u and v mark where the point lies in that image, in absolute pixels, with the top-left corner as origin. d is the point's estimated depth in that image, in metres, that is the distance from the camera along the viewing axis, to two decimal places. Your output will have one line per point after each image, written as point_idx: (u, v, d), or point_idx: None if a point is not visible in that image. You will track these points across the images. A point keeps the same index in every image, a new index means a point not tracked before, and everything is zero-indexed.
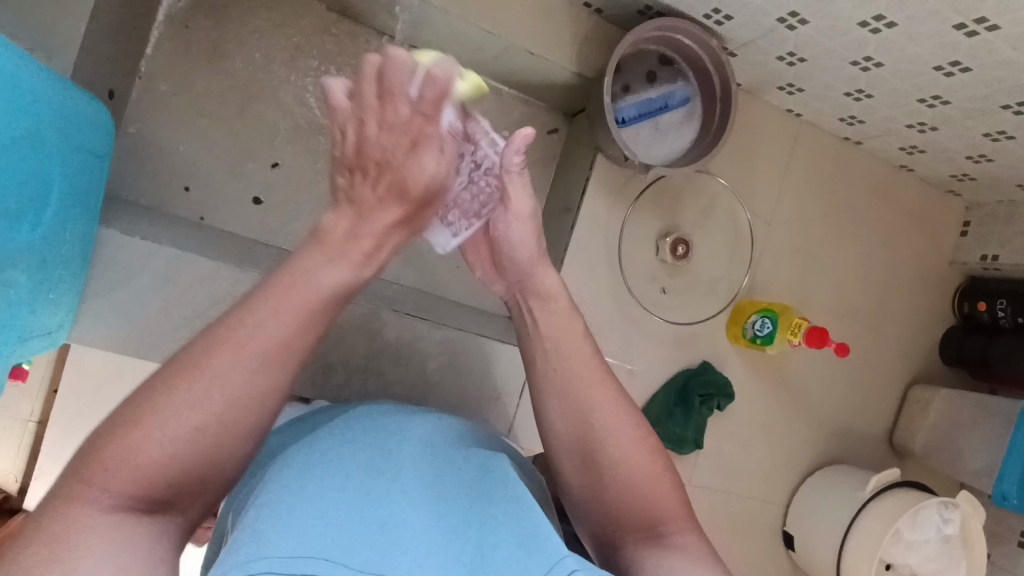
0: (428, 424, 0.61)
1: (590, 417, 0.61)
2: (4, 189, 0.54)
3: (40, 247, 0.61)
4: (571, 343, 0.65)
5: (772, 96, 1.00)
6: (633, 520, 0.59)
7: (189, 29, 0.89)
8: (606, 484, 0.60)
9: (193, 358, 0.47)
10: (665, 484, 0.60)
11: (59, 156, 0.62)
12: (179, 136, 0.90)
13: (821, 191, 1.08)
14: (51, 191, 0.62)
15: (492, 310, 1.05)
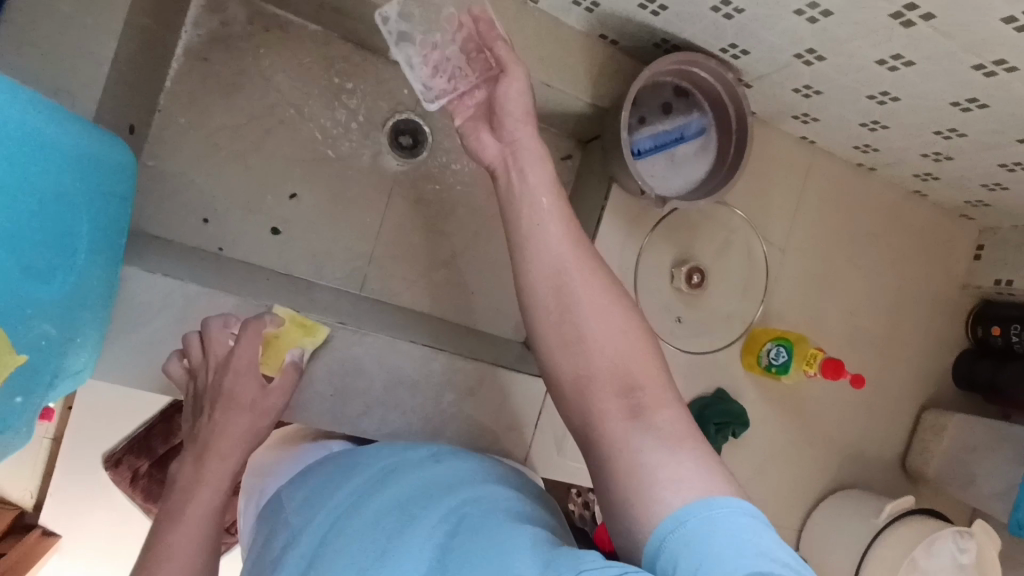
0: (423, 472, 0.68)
1: (581, 326, 0.65)
2: (29, 242, 0.55)
3: (66, 296, 0.62)
4: (561, 261, 0.68)
5: (786, 125, 1.01)
6: (611, 383, 0.64)
7: (206, 63, 0.90)
8: (587, 356, 0.65)
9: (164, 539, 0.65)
10: (650, 366, 0.64)
11: (83, 203, 0.63)
12: (197, 169, 0.91)
13: (835, 218, 1.08)
14: (77, 239, 0.63)
15: (506, 337, 1.06)
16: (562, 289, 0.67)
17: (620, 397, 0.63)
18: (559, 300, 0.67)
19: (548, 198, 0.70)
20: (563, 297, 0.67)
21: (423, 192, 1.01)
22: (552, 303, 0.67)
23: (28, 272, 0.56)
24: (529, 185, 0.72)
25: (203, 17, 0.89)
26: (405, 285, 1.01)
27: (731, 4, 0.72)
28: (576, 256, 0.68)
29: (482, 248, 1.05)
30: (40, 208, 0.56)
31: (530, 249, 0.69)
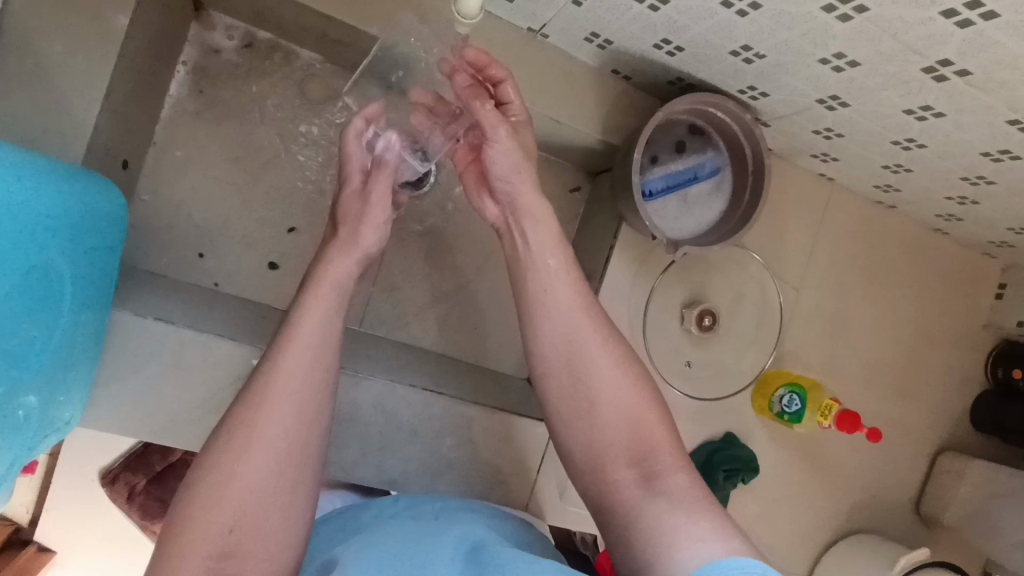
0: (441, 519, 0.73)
1: (588, 396, 0.65)
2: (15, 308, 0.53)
3: (48, 362, 0.60)
4: (567, 332, 0.67)
5: (804, 162, 0.96)
6: (624, 449, 0.62)
7: (204, 94, 0.87)
8: (597, 427, 0.64)
9: (228, 449, 0.57)
10: (656, 423, 0.64)
11: (73, 256, 0.61)
12: (194, 202, 0.88)
13: (855, 255, 1.03)
14: (63, 300, 0.60)
15: (510, 375, 1.03)
16: (568, 353, 0.66)
17: (633, 467, 0.61)
18: (566, 366, 0.66)
19: (555, 256, 0.71)
20: (573, 364, 0.66)
21: (425, 225, 0.99)
22: (556, 375, 0.67)
23: (14, 338, 0.54)
24: (532, 248, 0.72)
25: (202, 48, 0.87)
26: (406, 320, 0.98)
27: (752, 49, 0.69)
28: (580, 315, 0.68)
29: (486, 282, 1.02)
30: (18, 280, 0.53)
31: (537, 312, 0.69)
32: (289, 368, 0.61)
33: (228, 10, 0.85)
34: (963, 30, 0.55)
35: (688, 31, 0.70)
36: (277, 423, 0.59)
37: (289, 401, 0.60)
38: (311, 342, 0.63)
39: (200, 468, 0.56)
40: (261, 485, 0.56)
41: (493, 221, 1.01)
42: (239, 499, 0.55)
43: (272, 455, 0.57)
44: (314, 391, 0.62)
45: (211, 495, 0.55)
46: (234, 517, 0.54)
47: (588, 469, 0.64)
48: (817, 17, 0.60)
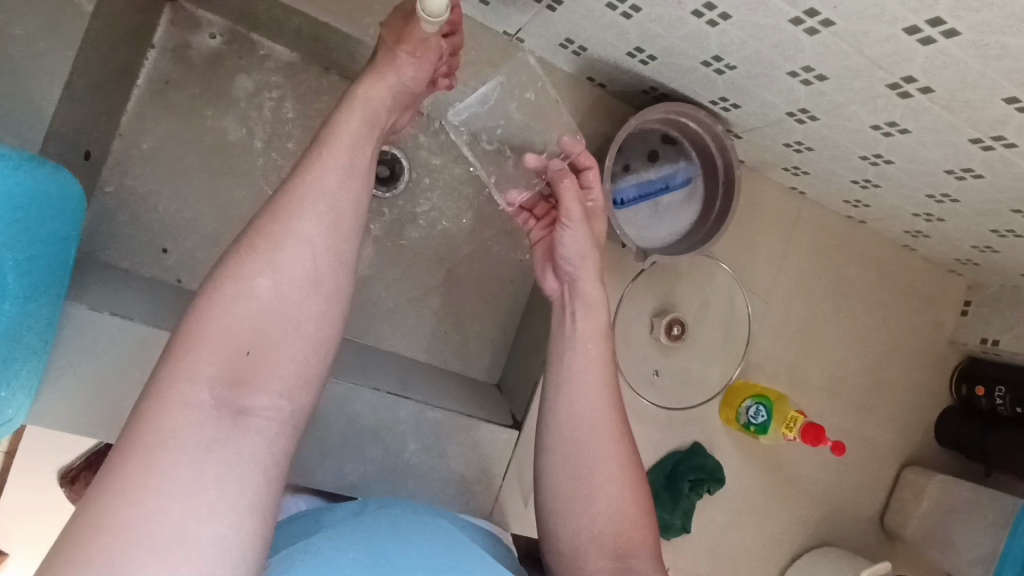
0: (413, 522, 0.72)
1: (589, 488, 0.66)
2: None
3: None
4: (585, 419, 0.68)
5: (776, 175, 0.97)
6: (608, 544, 0.64)
7: (171, 85, 0.86)
8: (589, 513, 0.66)
9: (234, 274, 0.52)
10: (641, 523, 0.66)
11: (19, 247, 0.59)
12: (159, 196, 0.86)
13: (824, 270, 1.04)
14: (7, 292, 0.58)
15: (478, 380, 1.02)
16: (580, 444, 0.67)
17: (612, 558, 0.64)
18: (578, 449, 0.67)
19: (595, 342, 0.71)
20: (583, 453, 0.67)
21: (396, 227, 0.97)
22: (571, 457, 0.67)
23: None
24: (575, 331, 0.72)
25: (172, 39, 0.85)
26: (375, 322, 0.97)
27: (723, 60, 0.69)
28: (610, 409, 0.69)
29: (457, 286, 1.01)
30: None
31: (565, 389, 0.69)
32: (319, 186, 0.56)
33: (200, 2, 0.83)
34: (926, 48, 0.55)
35: (661, 40, 0.71)
36: (305, 246, 0.54)
37: (307, 242, 0.54)
38: (343, 167, 0.58)
39: (221, 276, 0.52)
40: (281, 305, 0.53)
41: (467, 224, 1.00)
42: (258, 314, 0.52)
43: (296, 277, 0.53)
44: (348, 205, 0.57)
45: (209, 323, 0.50)
46: (251, 332, 0.51)
47: (571, 546, 0.65)
48: (785, 30, 0.60)
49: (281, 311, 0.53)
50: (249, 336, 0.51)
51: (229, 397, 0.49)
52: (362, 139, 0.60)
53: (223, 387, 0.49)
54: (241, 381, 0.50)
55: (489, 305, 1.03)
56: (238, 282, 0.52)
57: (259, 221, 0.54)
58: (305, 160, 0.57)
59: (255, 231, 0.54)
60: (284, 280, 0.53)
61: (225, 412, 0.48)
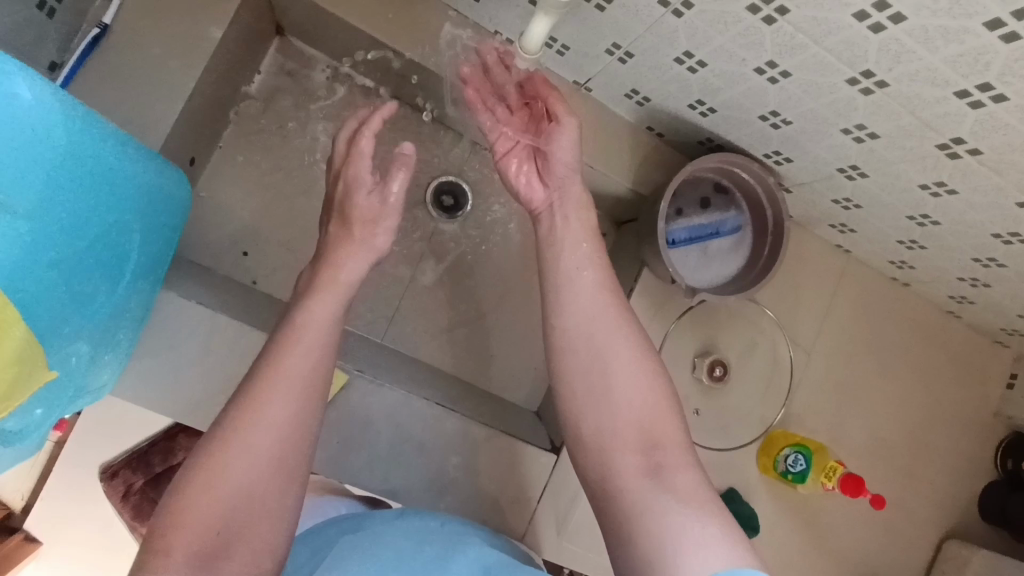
0: (441, 538, 0.74)
1: (605, 375, 0.64)
2: (85, 271, 0.58)
3: (99, 334, 0.63)
4: (588, 315, 0.68)
5: (821, 231, 1.01)
6: (633, 439, 0.61)
7: (269, 108, 0.95)
8: (610, 406, 0.63)
9: (216, 446, 0.57)
10: (667, 415, 0.62)
11: (139, 234, 0.66)
12: (246, 204, 0.94)
13: (865, 328, 1.05)
14: (125, 272, 0.64)
15: (518, 405, 1.05)
16: (585, 328, 0.67)
17: (641, 453, 0.60)
18: (585, 346, 0.66)
19: (586, 243, 0.74)
20: (593, 344, 0.66)
21: (455, 250, 1.04)
22: (576, 358, 0.66)
23: (78, 299, 0.58)
24: (567, 234, 0.75)
25: (275, 68, 0.95)
26: (425, 340, 1.02)
27: (780, 115, 0.75)
28: (609, 305, 0.69)
29: (505, 312, 1.06)
30: (91, 246, 0.58)
31: (571, 294, 0.70)
32: (288, 369, 0.62)
33: (304, 37, 0.94)
34: (975, 111, 0.60)
35: (721, 93, 0.77)
36: (276, 418, 0.59)
37: (279, 414, 0.60)
38: (310, 345, 0.65)
39: (198, 465, 0.56)
40: (257, 476, 0.57)
41: (519, 255, 1.06)
42: (235, 486, 0.56)
43: (268, 447, 0.58)
44: (314, 381, 0.63)
45: (188, 497, 0.54)
46: (226, 504, 0.55)
47: (593, 437, 0.63)
48: (841, 89, 0.65)
49: (253, 480, 0.57)
50: (227, 504, 0.55)
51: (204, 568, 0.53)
52: (335, 316, 0.68)
53: (202, 558, 0.53)
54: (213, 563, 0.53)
55: (534, 334, 1.07)
56: (216, 456, 0.57)
57: (237, 395, 0.61)
58: (275, 339, 0.65)
59: (233, 408, 0.60)
60: (257, 452, 0.57)
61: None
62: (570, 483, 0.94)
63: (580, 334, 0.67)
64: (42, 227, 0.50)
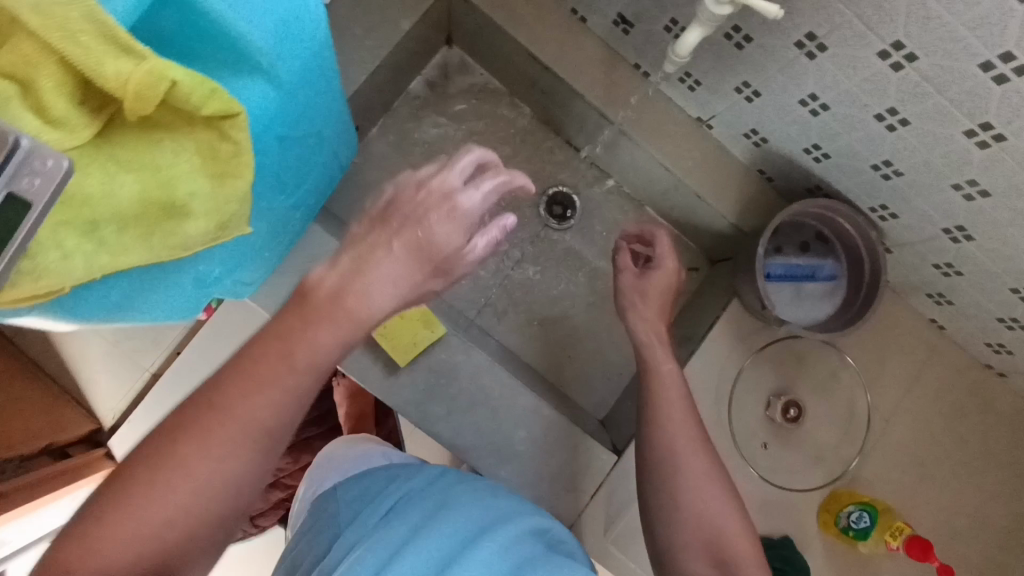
0: (466, 520, 0.67)
1: (676, 477, 0.72)
2: (293, 160, 0.65)
3: (268, 237, 0.71)
4: (671, 435, 0.74)
5: (916, 301, 1.02)
6: (703, 552, 0.69)
7: (425, 103, 1.12)
8: (682, 512, 0.70)
9: (149, 458, 0.48)
10: (738, 525, 0.69)
11: (330, 148, 0.74)
12: (389, 177, 1.10)
13: (955, 412, 1.01)
14: (311, 176, 0.72)
15: (587, 409, 1.09)
16: (664, 433, 0.75)
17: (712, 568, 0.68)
18: (659, 479, 0.73)
19: (668, 365, 0.81)
20: (670, 461, 0.73)
21: (557, 256, 1.14)
22: (658, 471, 0.73)
23: (280, 182, 0.65)
24: (663, 375, 0.80)
25: (437, 71, 1.12)
26: (514, 329, 1.11)
27: (892, 165, 0.80)
28: (687, 417, 0.76)
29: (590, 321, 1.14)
30: (304, 137, 0.64)
31: (656, 417, 0.76)
32: (232, 402, 0.50)
33: (467, 49, 1.11)
34: None
35: (838, 139, 0.83)
36: (219, 444, 0.49)
37: (223, 445, 0.49)
38: (286, 380, 0.51)
39: (123, 480, 0.48)
40: (196, 504, 0.49)
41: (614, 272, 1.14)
42: (168, 510, 0.48)
43: (207, 477, 0.49)
44: (268, 416, 0.51)
45: (113, 510, 0.47)
46: (156, 525, 0.48)
47: (672, 540, 0.71)
48: (958, 141, 0.71)
49: (186, 508, 0.48)
50: (162, 523, 0.48)
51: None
52: (333, 346, 0.53)
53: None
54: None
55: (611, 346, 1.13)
56: (146, 474, 0.48)
57: (182, 406, 0.50)
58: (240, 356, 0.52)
59: (176, 414, 0.50)
60: (197, 475, 0.48)
61: None
62: (624, 488, 0.96)
63: (658, 435, 0.75)
64: (284, 107, 0.57)
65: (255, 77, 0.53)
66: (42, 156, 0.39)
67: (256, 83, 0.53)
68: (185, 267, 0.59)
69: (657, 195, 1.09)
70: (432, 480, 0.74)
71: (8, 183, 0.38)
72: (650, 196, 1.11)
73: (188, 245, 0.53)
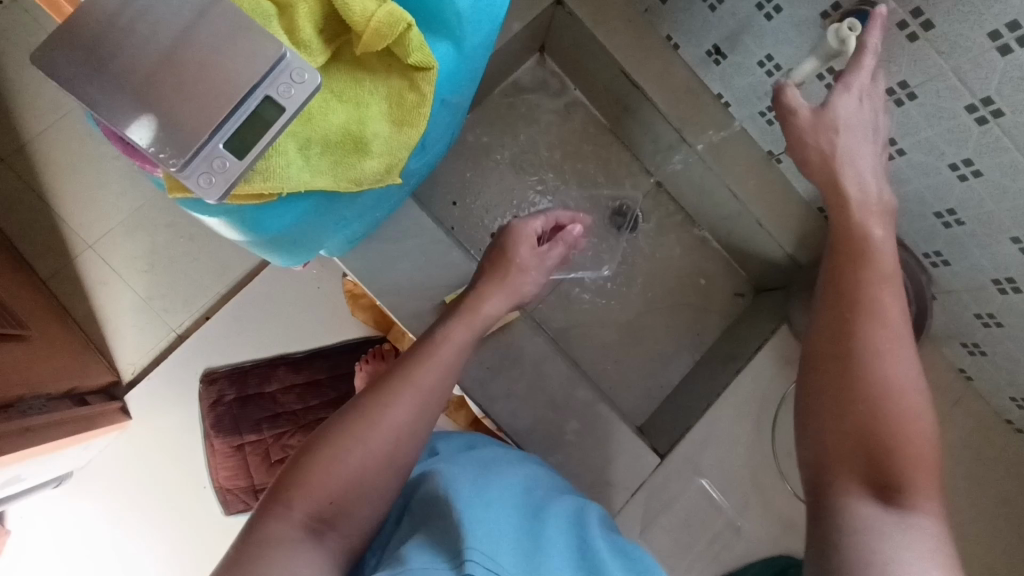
0: (552, 491, 0.82)
1: (872, 386, 0.65)
2: (439, 128, 0.73)
3: (391, 191, 0.77)
4: (892, 359, 0.66)
5: (949, 350, 1.08)
6: (866, 475, 0.62)
7: (510, 106, 1.20)
8: (875, 412, 0.64)
9: (345, 426, 0.73)
10: (922, 445, 0.63)
11: (455, 127, 0.82)
12: (468, 168, 1.18)
13: (975, 462, 1.06)
14: (437, 146, 0.79)
15: (626, 414, 1.15)
16: (863, 333, 0.68)
17: (871, 491, 0.61)
18: (852, 367, 0.67)
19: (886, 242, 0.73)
20: (868, 345, 0.67)
21: (614, 264, 1.21)
22: (851, 353, 0.67)
23: (423, 143, 0.72)
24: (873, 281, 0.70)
25: (525, 78, 1.20)
26: (564, 327, 1.19)
27: (955, 214, 0.88)
28: (895, 341, 0.67)
29: (636, 329, 1.20)
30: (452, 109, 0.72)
31: (862, 340, 0.67)
32: (411, 389, 0.76)
33: (558, 61, 1.19)
34: None
35: (907, 184, 0.91)
36: (394, 418, 0.74)
37: (395, 417, 0.74)
38: (437, 374, 0.79)
39: (326, 441, 0.72)
40: (366, 465, 0.71)
41: (663, 287, 1.22)
42: (346, 467, 0.70)
43: (379, 448, 0.72)
44: (428, 400, 0.77)
45: (312, 462, 0.70)
46: (340, 482, 0.69)
47: (841, 445, 0.65)
48: None
49: (356, 466, 0.70)
50: (348, 470, 0.70)
51: (319, 516, 0.67)
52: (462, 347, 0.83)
53: (314, 517, 0.67)
54: (327, 519, 0.68)
55: (652, 356, 1.20)
56: (346, 432, 0.72)
57: (369, 394, 0.76)
58: (412, 360, 0.80)
59: (361, 403, 0.75)
60: (367, 446, 0.71)
61: (310, 527, 0.66)
62: (664, 490, 1.00)
63: (862, 334, 0.68)
64: (455, 74, 0.64)
65: (443, 40, 0.61)
66: (298, 68, 0.53)
67: (443, 46, 0.62)
68: (345, 202, 0.68)
69: (717, 219, 1.17)
70: (518, 459, 0.88)
71: (267, 87, 0.54)
72: (709, 220, 1.19)
73: (362, 180, 0.62)
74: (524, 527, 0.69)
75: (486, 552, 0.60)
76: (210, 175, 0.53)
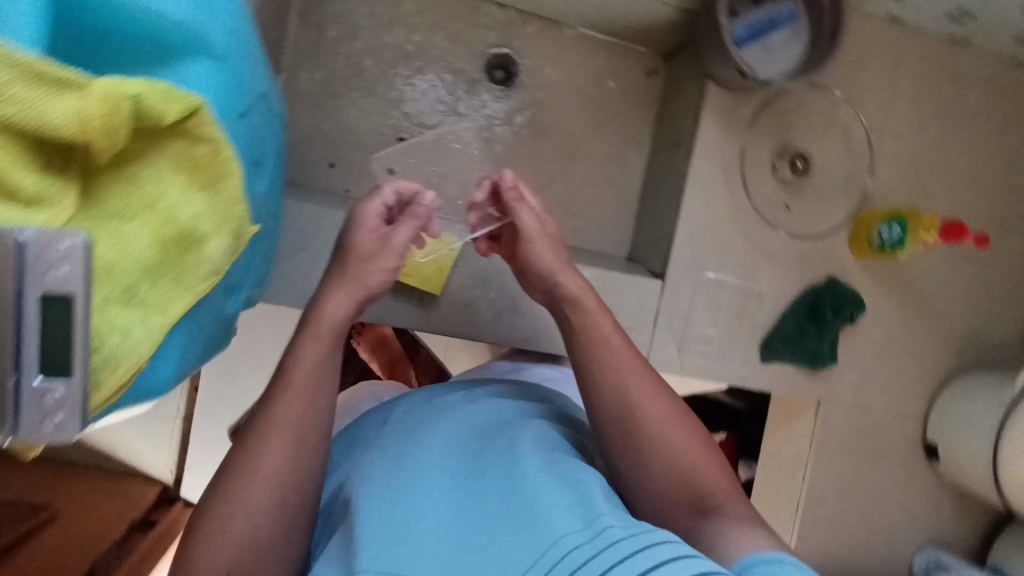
0: (510, 413, 0.66)
1: (632, 404, 0.65)
2: (263, 142, 0.62)
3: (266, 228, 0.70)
4: (620, 352, 0.69)
5: (871, 5, 1.00)
6: (678, 503, 0.61)
7: (317, 23, 1.00)
8: (649, 464, 0.62)
9: (216, 493, 0.58)
10: (710, 467, 0.63)
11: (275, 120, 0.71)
12: (320, 118, 1.01)
13: (933, 99, 1.04)
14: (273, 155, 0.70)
15: (611, 251, 1.13)
16: (626, 425, 0.64)
17: (688, 513, 0.60)
18: (622, 412, 0.65)
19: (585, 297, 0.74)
20: (626, 431, 0.64)
21: (519, 118, 1.09)
22: (629, 459, 0.63)
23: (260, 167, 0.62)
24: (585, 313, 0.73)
25: None
26: None
27: None
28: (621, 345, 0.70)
29: (575, 169, 1.12)
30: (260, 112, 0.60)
31: (608, 377, 0.67)
32: (278, 422, 0.61)
33: None
34: None
35: None
36: (274, 457, 0.60)
37: (272, 461, 0.59)
38: (306, 385, 0.65)
39: (202, 515, 0.57)
40: (257, 517, 0.57)
41: (578, 111, 1.11)
42: (236, 536, 0.56)
43: (264, 497, 0.58)
44: (303, 421, 0.63)
45: (185, 549, 0.56)
46: (235, 558, 0.55)
47: (641, 481, 0.62)
48: None
49: (252, 529, 0.57)
50: (243, 534, 0.56)
51: None
52: (323, 352, 0.68)
53: None
54: None
55: (604, 184, 1.14)
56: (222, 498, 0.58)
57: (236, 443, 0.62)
58: (273, 384, 0.65)
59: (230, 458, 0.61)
60: (254, 496, 0.58)
61: None
62: (680, 304, 1.01)
63: (627, 421, 0.64)
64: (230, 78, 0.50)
65: (194, 59, 0.46)
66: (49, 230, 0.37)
67: (201, 66, 0.47)
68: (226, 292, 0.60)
69: (591, 11, 1.03)
70: (476, 390, 0.72)
71: (23, 271, 0.37)
72: (584, 15, 1.05)
73: (219, 268, 0.49)
74: (453, 486, 0.53)
75: (384, 557, 0.47)
76: (50, 420, 0.39)
